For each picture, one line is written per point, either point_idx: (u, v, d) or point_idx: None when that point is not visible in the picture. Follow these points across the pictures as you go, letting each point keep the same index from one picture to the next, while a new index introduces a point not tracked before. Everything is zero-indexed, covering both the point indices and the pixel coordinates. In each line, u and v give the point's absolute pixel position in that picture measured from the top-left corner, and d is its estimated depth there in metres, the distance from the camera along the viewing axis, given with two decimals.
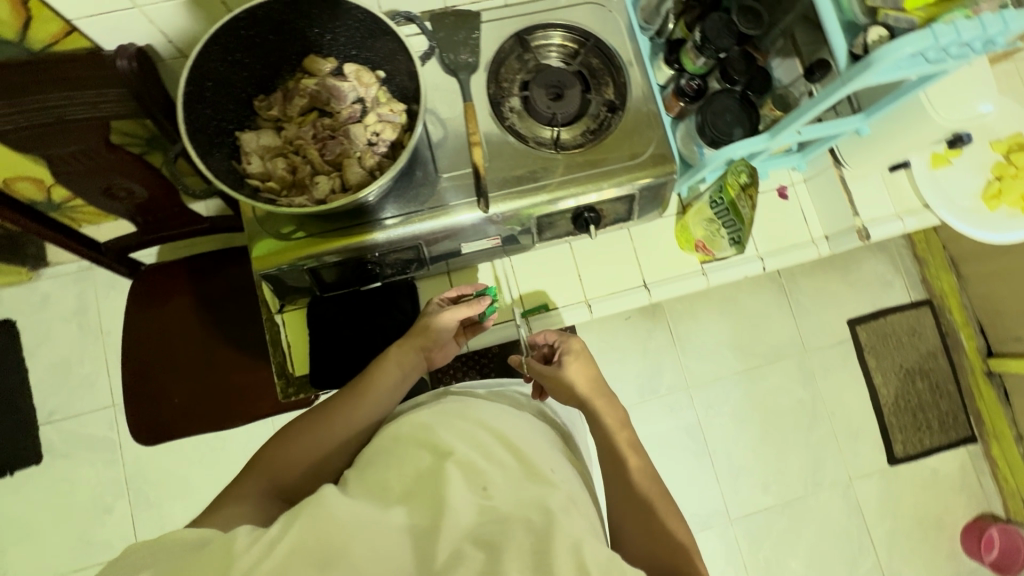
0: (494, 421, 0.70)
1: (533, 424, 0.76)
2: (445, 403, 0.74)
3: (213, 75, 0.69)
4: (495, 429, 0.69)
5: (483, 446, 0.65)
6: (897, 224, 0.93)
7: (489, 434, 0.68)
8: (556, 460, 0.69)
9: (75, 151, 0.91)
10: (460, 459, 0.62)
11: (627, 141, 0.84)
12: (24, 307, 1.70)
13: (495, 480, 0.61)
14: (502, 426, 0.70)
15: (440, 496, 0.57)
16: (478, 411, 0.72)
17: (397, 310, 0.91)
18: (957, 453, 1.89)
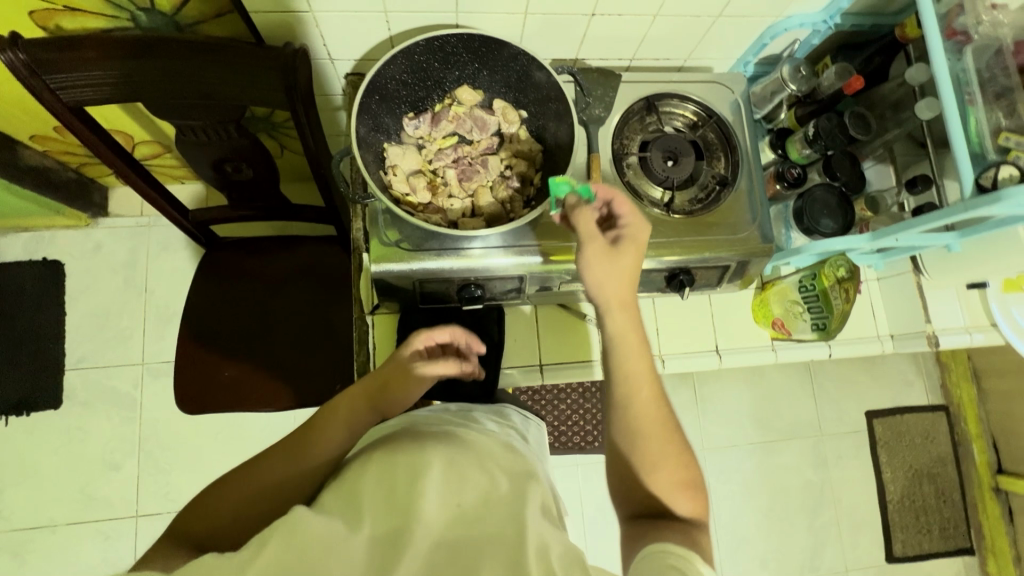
0: (464, 441, 0.67)
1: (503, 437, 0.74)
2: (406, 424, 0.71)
3: (381, 90, 0.74)
4: (474, 442, 0.68)
5: (468, 462, 0.64)
6: (966, 338, 0.97)
7: (458, 450, 0.65)
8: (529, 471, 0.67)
9: (209, 123, 0.96)
10: (441, 472, 0.61)
11: (732, 216, 0.89)
12: (75, 251, 1.72)
13: (475, 498, 0.59)
14: (466, 441, 0.67)
15: (413, 505, 0.56)
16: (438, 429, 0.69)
17: (484, 331, 0.93)
18: (953, 562, 1.91)
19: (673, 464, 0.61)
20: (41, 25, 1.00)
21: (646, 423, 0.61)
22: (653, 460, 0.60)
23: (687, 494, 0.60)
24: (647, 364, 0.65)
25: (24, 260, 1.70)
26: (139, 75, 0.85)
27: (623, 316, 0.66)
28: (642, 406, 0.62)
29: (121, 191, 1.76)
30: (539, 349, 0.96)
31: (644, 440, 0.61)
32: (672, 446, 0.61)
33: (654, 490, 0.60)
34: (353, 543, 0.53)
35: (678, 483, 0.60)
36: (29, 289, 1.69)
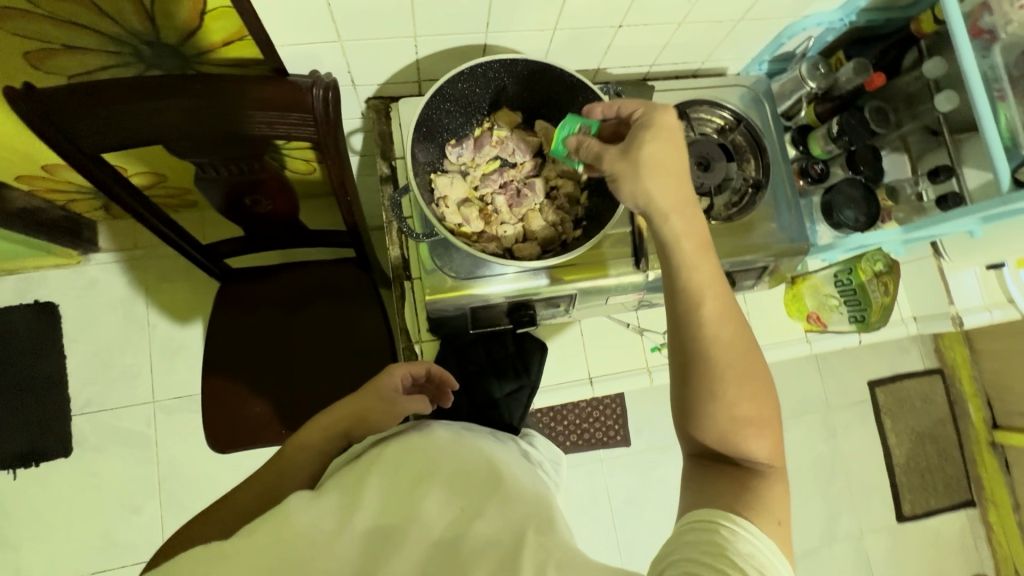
0: (474, 456, 0.67)
1: (512, 458, 0.73)
2: (410, 433, 0.68)
3: (425, 121, 0.73)
4: (488, 458, 0.67)
5: (473, 475, 0.64)
6: (986, 315, 1.02)
7: (459, 463, 0.65)
8: (539, 494, 0.66)
9: (229, 159, 0.93)
10: (445, 479, 0.62)
11: (767, 218, 0.92)
12: (69, 291, 1.65)
13: (476, 499, 0.61)
14: (468, 460, 0.66)
15: (413, 515, 0.56)
16: (438, 443, 0.67)
17: (523, 361, 0.92)
18: (957, 516, 2.02)
19: (748, 396, 0.58)
20: (36, 66, 0.95)
21: (720, 351, 0.59)
22: (726, 396, 0.58)
23: (762, 432, 0.58)
24: (719, 287, 0.61)
25: (14, 304, 1.62)
26: (162, 117, 0.82)
27: (680, 229, 0.62)
28: (702, 328, 0.59)
29: (111, 224, 1.68)
30: (585, 363, 0.97)
31: (715, 373, 0.58)
32: (740, 376, 0.58)
33: (727, 425, 0.58)
34: (344, 534, 0.53)
35: (750, 417, 0.58)
36: (23, 334, 1.61)
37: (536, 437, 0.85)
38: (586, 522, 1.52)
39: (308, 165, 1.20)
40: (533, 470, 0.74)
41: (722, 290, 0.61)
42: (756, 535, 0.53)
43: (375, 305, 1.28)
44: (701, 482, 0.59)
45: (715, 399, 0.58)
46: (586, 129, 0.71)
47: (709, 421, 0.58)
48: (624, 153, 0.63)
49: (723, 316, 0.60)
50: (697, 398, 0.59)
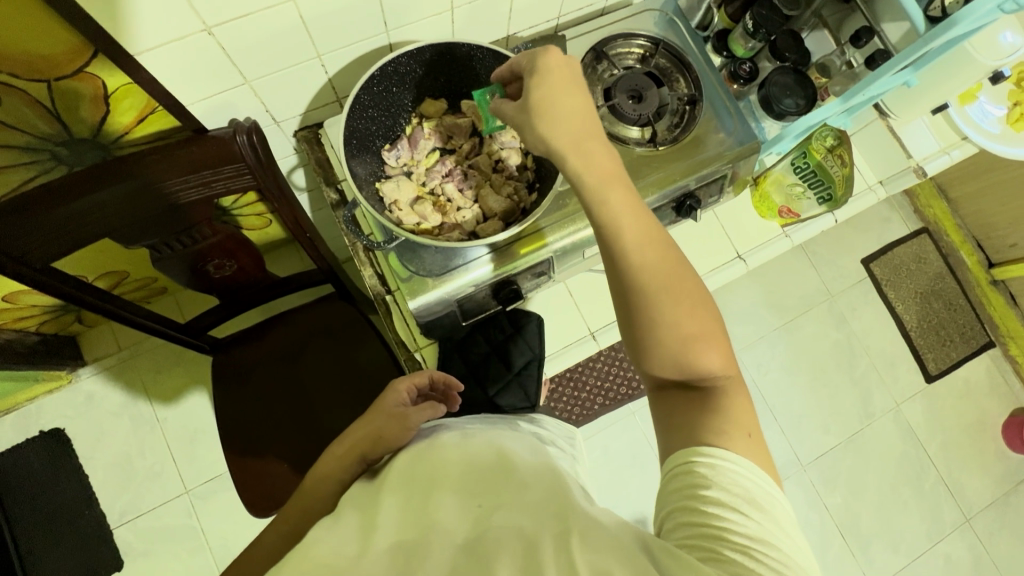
0: (484, 448, 0.65)
1: (525, 442, 0.71)
2: (410, 450, 0.67)
3: (354, 132, 0.73)
4: (498, 449, 0.65)
5: (485, 470, 0.61)
6: (945, 157, 1.03)
7: (465, 463, 0.62)
8: (555, 470, 0.64)
9: (178, 232, 0.93)
10: (454, 486, 0.59)
11: (712, 128, 0.92)
12: (70, 412, 1.63)
13: (492, 493, 0.58)
14: (478, 457, 0.63)
15: (431, 525, 0.54)
16: (443, 449, 0.65)
17: (524, 342, 0.93)
18: (982, 359, 2.06)
19: (690, 313, 0.54)
20: None
21: (650, 275, 0.54)
22: (667, 319, 0.54)
23: (714, 344, 0.54)
24: (635, 207, 0.57)
25: (19, 441, 1.60)
26: (97, 211, 0.81)
27: (588, 165, 0.57)
28: (623, 260, 0.55)
29: (91, 334, 1.67)
30: (583, 319, 0.97)
31: (651, 299, 0.54)
32: (675, 296, 0.54)
33: (677, 350, 0.53)
34: (369, 554, 0.52)
35: (698, 333, 0.54)
36: (38, 468, 1.59)
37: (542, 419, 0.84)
38: (636, 473, 1.54)
39: (259, 219, 1.20)
40: (544, 447, 0.73)
41: (640, 211, 0.56)
42: (736, 461, 0.50)
43: (370, 330, 1.28)
44: (670, 417, 0.55)
45: (657, 327, 0.54)
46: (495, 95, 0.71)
47: (655, 349, 0.54)
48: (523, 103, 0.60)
49: (647, 238, 0.56)
50: (644, 330, 0.54)
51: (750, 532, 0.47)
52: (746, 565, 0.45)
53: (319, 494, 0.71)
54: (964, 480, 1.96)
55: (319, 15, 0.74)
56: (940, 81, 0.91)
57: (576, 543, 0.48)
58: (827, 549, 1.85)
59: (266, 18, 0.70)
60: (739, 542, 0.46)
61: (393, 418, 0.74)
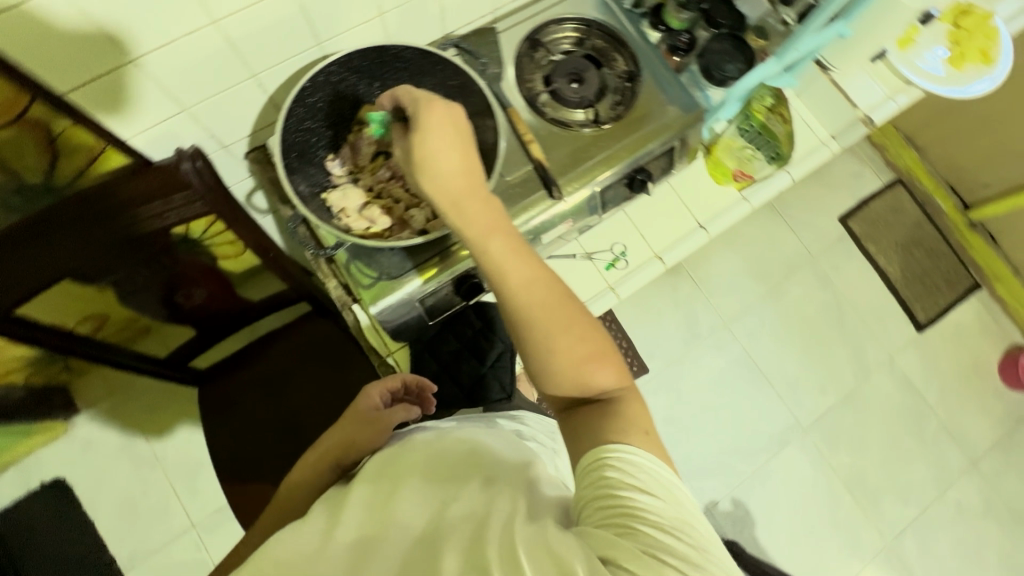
0: (453, 444, 0.66)
1: (500, 437, 0.71)
2: (382, 453, 0.68)
3: (293, 146, 0.75)
4: (467, 444, 0.65)
5: (451, 462, 0.62)
6: (892, 103, 1.04)
7: (432, 459, 0.64)
8: (525, 459, 0.65)
9: (137, 267, 0.94)
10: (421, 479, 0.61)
11: (655, 101, 0.93)
12: (68, 460, 1.64)
13: (454, 488, 0.59)
14: (445, 452, 0.64)
15: (390, 520, 0.57)
16: (412, 448, 0.66)
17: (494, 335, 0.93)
18: (970, 303, 2.06)
19: (579, 337, 0.56)
20: None
21: (535, 308, 0.56)
22: (558, 346, 0.55)
23: (604, 363, 0.56)
24: (516, 246, 0.59)
25: (20, 495, 1.60)
26: (50, 254, 0.82)
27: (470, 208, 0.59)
28: (510, 298, 0.57)
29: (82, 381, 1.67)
30: None
31: (542, 329, 0.55)
32: (562, 324, 0.56)
33: (572, 373, 0.55)
34: (329, 552, 0.54)
35: (590, 354, 0.56)
36: (41, 520, 1.59)
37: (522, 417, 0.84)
38: None
39: None
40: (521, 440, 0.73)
41: (519, 248, 0.58)
42: (641, 454, 0.52)
43: (351, 343, 1.29)
44: (578, 432, 0.56)
45: (548, 357, 0.55)
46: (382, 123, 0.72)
47: (551, 376, 0.56)
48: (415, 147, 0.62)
49: (531, 272, 0.58)
50: (537, 361, 0.56)
51: (663, 511, 0.48)
52: (663, 538, 0.47)
53: (292, 500, 0.72)
54: (965, 424, 1.97)
55: (245, 35, 0.75)
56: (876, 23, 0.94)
57: (519, 529, 0.50)
58: (837, 509, 1.85)
59: (192, 43, 0.72)
60: (654, 518, 0.48)
61: (366, 422, 0.76)
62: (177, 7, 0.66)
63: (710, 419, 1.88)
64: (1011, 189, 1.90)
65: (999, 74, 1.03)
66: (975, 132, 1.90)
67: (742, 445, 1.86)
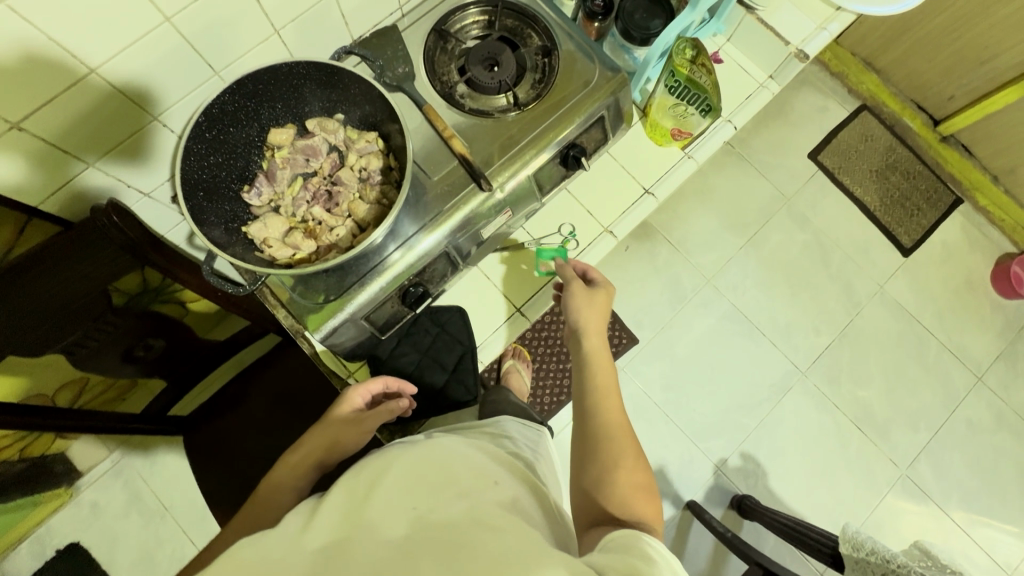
0: (432, 460, 0.65)
1: (478, 452, 0.72)
2: (360, 462, 0.66)
3: (201, 185, 0.71)
4: (445, 459, 0.66)
5: (430, 467, 0.63)
6: (825, 33, 0.99)
7: (409, 470, 0.62)
8: (500, 479, 0.66)
9: (86, 330, 0.93)
10: (399, 478, 0.60)
11: (575, 73, 0.90)
12: (81, 525, 1.65)
13: (430, 498, 0.58)
14: (426, 466, 0.64)
15: (370, 526, 0.54)
16: (391, 461, 0.65)
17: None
18: (954, 219, 2.02)
19: (639, 472, 0.68)
20: None
21: (620, 432, 0.72)
22: (618, 461, 0.68)
23: (646, 502, 0.65)
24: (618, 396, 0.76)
25: (37, 567, 1.61)
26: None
27: (598, 346, 0.82)
28: (601, 407, 0.74)
29: None
30: (506, 297, 0.96)
31: (616, 441, 0.70)
32: (630, 454, 0.70)
33: (621, 487, 0.66)
34: (297, 554, 0.51)
35: (638, 484, 0.66)
36: None
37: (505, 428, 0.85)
38: None
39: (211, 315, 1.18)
40: (499, 454, 0.74)
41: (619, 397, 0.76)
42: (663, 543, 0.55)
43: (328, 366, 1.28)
44: (600, 529, 0.61)
45: (609, 461, 0.68)
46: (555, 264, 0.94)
47: (609, 478, 0.67)
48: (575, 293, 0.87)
49: (620, 416, 0.74)
50: (601, 458, 0.69)
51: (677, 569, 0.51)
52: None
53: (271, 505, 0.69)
54: (966, 341, 1.94)
55: (132, 79, 0.72)
56: None
57: (505, 540, 0.51)
58: (849, 447, 1.84)
59: (75, 95, 0.69)
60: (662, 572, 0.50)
61: (355, 424, 0.79)
62: (47, 69, 0.65)
63: (708, 379, 1.86)
64: (977, 97, 1.84)
65: None
66: (931, 47, 1.84)
67: (743, 400, 1.85)
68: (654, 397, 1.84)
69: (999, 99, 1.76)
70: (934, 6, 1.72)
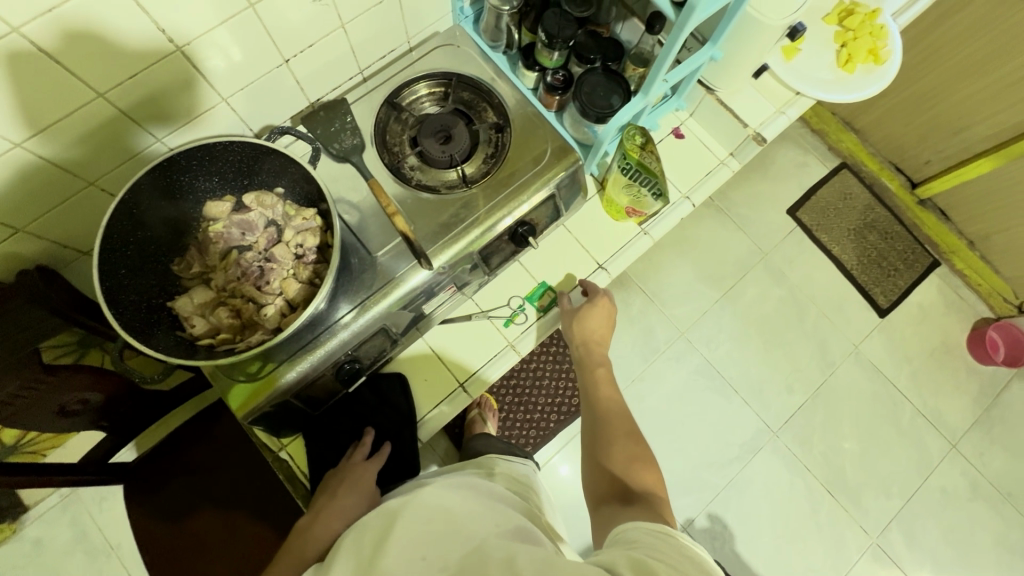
0: (432, 498, 0.65)
1: (467, 489, 0.71)
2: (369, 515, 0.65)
3: (124, 262, 0.70)
4: (440, 502, 0.65)
5: (430, 509, 0.63)
6: (783, 118, 1.00)
7: (418, 510, 0.62)
8: (499, 509, 0.66)
9: (18, 388, 0.90)
10: (408, 523, 0.60)
11: (526, 150, 0.89)
12: (21, 562, 1.59)
13: (435, 543, 0.57)
14: (428, 506, 0.63)
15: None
16: (401, 504, 0.64)
17: (391, 407, 0.90)
18: (931, 281, 2.02)
19: (636, 445, 0.76)
20: None
21: (615, 417, 0.80)
22: (615, 440, 0.76)
23: (650, 470, 0.72)
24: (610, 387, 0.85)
25: None
26: None
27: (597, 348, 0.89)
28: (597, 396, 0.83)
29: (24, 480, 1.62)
30: (449, 371, 0.94)
31: (614, 424, 0.78)
32: (629, 436, 0.77)
33: (622, 463, 0.73)
34: None
35: (638, 457, 0.74)
36: None
37: (499, 470, 0.86)
38: None
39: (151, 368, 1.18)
40: (491, 492, 0.74)
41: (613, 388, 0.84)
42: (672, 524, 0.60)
43: None
44: (606, 502, 0.69)
45: (608, 440, 0.76)
46: (548, 296, 0.97)
47: (612, 458, 0.74)
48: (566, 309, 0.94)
49: (617, 405, 0.81)
50: (599, 437, 0.77)
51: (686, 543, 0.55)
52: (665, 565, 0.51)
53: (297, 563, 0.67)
54: (941, 406, 1.92)
55: (60, 152, 0.72)
56: (749, 45, 0.88)
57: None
58: (819, 511, 1.80)
59: (0, 166, 0.68)
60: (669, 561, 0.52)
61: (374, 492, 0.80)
62: None
63: (679, 434, 1.83)
64: (952, 164, 1.86)
65: (887, 77, 1.00)
66: (908, 114, 1.86)
67: (714, 456, 1.82)
68: None
69: (974, 168, 1.78)
70: (913, 74, 1.74)
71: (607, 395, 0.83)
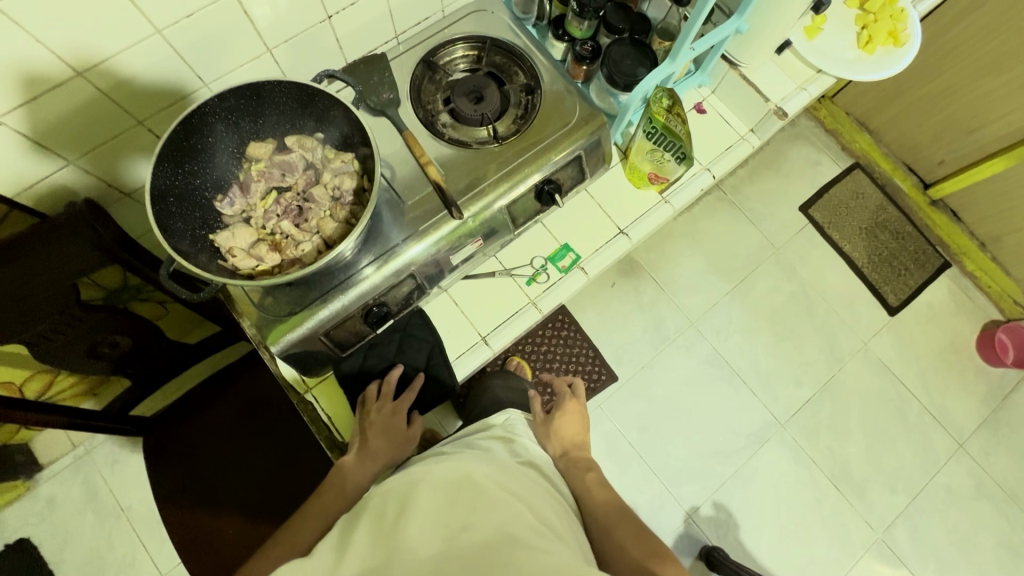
0: (454, 470, 0.66)
1: (490, 460, 0.72)
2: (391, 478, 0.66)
3: (173, 192, 0.73)
4: (465, 470, 0.66)
5: (452, 481, 0.63)
6: (804, 94, 1.04)
7: (441, 483, 0.63)
8: (520, 489, 0.67)
9: (54, 322, 0.94)
10: (429, 495, 0.61)
11: (556, 113, 0.92)
12: (33, 518, 1.62)
13: (459, 512, 0.58)
14: (451, 476, 0.64)
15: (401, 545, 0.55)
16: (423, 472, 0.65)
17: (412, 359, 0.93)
18: (941, 282, 2.03)
19: (641, 534, 0.77)
20: None
21: (610, 511, 0.81)
22: (619, 535, 0.77)
23: (668, 563, 0.73)
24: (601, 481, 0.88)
25: None
26: None
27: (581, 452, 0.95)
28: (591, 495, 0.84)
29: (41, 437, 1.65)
30: (472, 325, 0.96)
31: (619, 522, 0.79)
32: (636, 528, 0.78)
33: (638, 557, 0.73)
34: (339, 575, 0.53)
35: (649, 551, 0.75)
36: None
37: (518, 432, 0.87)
38: None
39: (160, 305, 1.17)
40: (512, 463, 0.75)
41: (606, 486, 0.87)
42: None
43: None
44: None
45: (618, 540, 0.76)
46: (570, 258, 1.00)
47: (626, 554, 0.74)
48: (543, 421, 1.00)
49: (613, 502, 0.83)
50: (607, 534, 0.78)
51: None
52: None
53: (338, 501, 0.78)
54: (948, 406, 1.92)
55: (116, 87, 0.75)
56: (771, 20, 0.92)
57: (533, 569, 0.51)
58: (824, 506, 1.80)
59: (61, 93, 0.72)
60: None
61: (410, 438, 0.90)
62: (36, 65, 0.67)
63: (687, 423, 1.84)
64: (965, 165, 1.89)
65: (907, 57, 1.03)
66: (922, 114, 1.89)
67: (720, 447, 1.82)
68: (629, 436, 1.82)
69: (985, 169, 1.81)
70: (928, 74, 1.78)
71: (600, 494, 0.85)
